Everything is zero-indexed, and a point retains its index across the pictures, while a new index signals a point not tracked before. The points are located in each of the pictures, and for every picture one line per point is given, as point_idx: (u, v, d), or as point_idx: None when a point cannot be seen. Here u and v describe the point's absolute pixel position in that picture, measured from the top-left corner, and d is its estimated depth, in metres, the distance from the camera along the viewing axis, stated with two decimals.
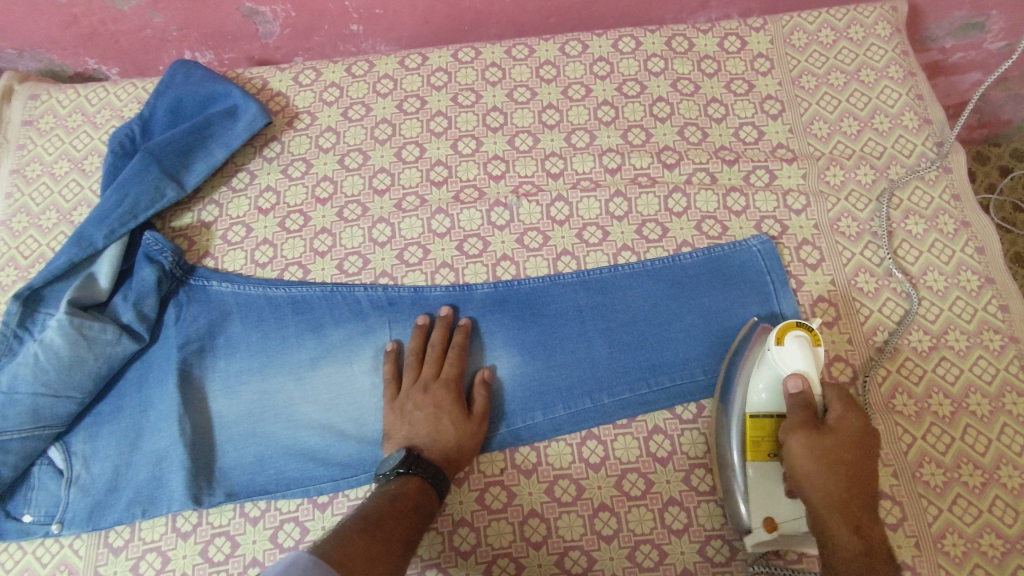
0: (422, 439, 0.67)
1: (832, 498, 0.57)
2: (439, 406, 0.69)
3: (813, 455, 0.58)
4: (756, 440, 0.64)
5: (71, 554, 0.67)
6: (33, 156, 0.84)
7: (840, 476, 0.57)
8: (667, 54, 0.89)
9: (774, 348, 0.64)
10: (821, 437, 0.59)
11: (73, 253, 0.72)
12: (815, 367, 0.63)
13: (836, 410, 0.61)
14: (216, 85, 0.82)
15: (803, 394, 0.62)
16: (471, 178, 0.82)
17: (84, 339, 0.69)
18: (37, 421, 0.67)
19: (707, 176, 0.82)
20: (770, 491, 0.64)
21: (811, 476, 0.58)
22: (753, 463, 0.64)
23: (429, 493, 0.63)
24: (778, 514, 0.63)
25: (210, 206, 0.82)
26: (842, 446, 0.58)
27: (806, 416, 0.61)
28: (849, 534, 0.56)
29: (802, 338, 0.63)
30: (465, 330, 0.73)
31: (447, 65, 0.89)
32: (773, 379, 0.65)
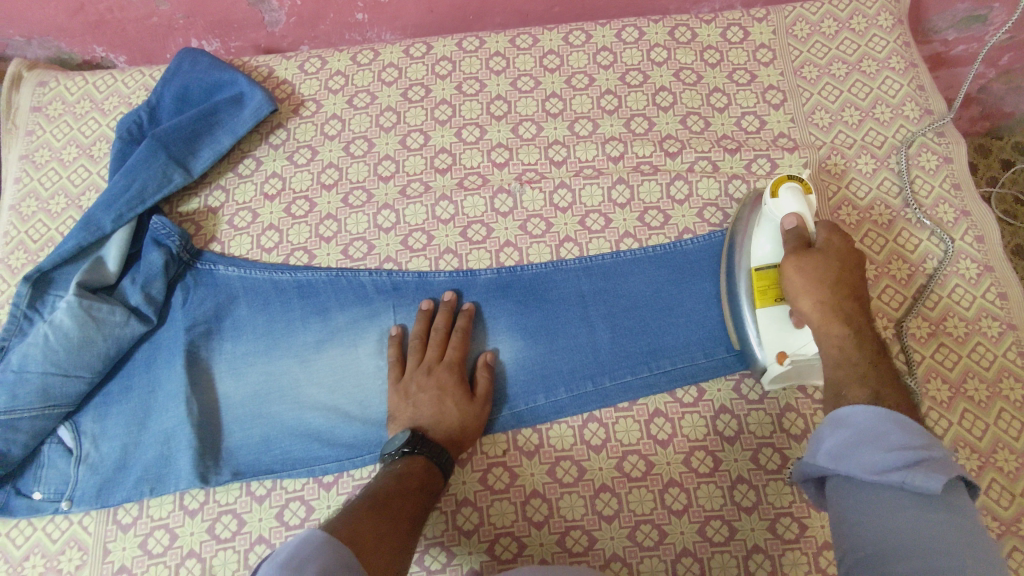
0: (426, 419, 0.68)
1: (823, 303, 0.63)
2: (444, 388, 0.70)
3: (801, 269, 0.64)
4: (763, 287, 0.69)
5: (80, 531, 0.68)
6: (42, 142, 0.85)
7: (830, 287, 0.63)
8: (670, 44, 0.89)
9: (770, 201, 0.69)
10: (810, 255, 0.64)
11: (82, 236, 0.73)
12: (809, 209, 0.68)
13: (823, 235, 0.66)
14: (222, 72, 0.83)
15: (799, 230, 0.66)
16: (475, 166, 0.83)
17: (93, 320, 0.70)
18: (47, 401, 0.68)
19: (709, 165, 0.82)
20: (781, 327, 0.68)
21: (804, 289, 0.64)
22: (763, 308, 0.69)
23: (433, 472, 0.64)
24: (789, 347, 0.67)
25: (216, 192, 0.83)
26: (830, 261, 0.64)
27: (801, 246, 0.66)
28: (840, 327, 0.62)
29: (794, 187, 0.68)
30: (468, 313, 0.74)
31: (452, 54, 0.89)
32: (771, 229, 0.69)
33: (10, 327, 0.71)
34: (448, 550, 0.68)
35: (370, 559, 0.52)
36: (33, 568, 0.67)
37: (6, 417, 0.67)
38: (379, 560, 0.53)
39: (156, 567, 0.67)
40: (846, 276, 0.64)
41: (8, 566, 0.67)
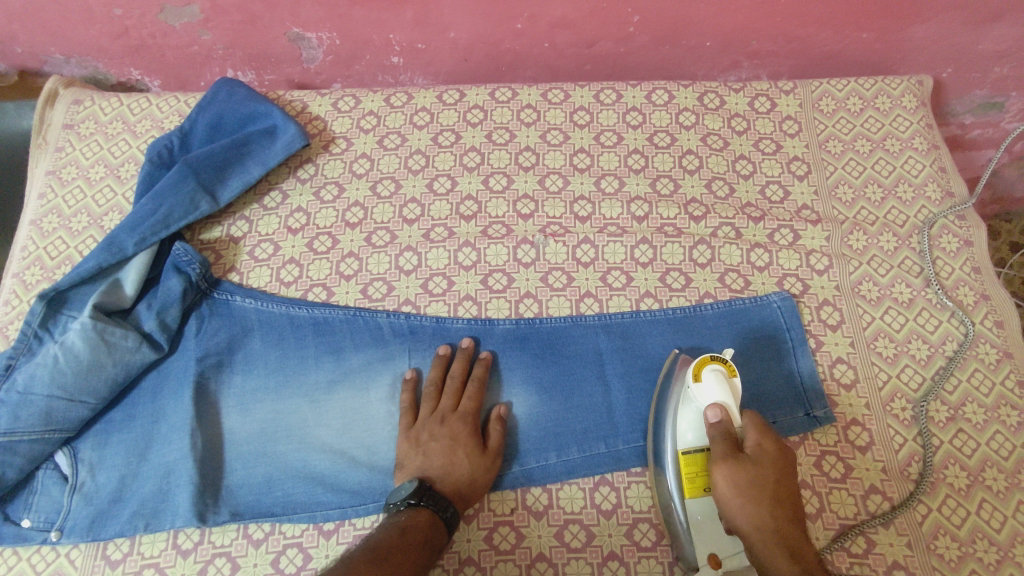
0: (436, 469, 0.67)
1: (762, 525, 0.59)
2: (456, 438, 0.68)
3: (738, 485, 0.61)
4: (693, 479, 0.65)
5: (66, 564, 0.65)
6: (70, 159, 0.85)
7: (765, 505, 0.60)
8: (699, 109, 0.91)
9: (694, 386, 0.66)
10: (743, 464, 0.62)
11: (102, 258, 0.72)
12: (733, 398, 0.65)
13: (752, 438, 0.64)
14: (257, 104, 0.84)
15: (725, 427, 0.64)
16: (500, 215, 0.83)
17: (105, 344, 0.69)
18: (48, 424, 0.66)
19: (732, 231, 0.83)
20: (712, 524, 0.65)
21: (739, 507, 0.60)
22: (691, 503, 0.65)
23: (438, 527, 0.62)
24: (721, 548, 0.64)
25: (239, 221, 0.82)
26: (760, 469, 0.62)
27: (728, 451, 0.63)
28: (784, 558, 0.57)
29: (718, 373, 0.65)
30: (485, 363, 0.74)
31: (484, 102, 0.90)
32: (695, 416, 0.66)
33: (19, 346, 0.69)
34: None
35: None
36: None
37: (5, 439, 0.65)
38: None
39: None
40: (779, 480, 0.62)
41: None
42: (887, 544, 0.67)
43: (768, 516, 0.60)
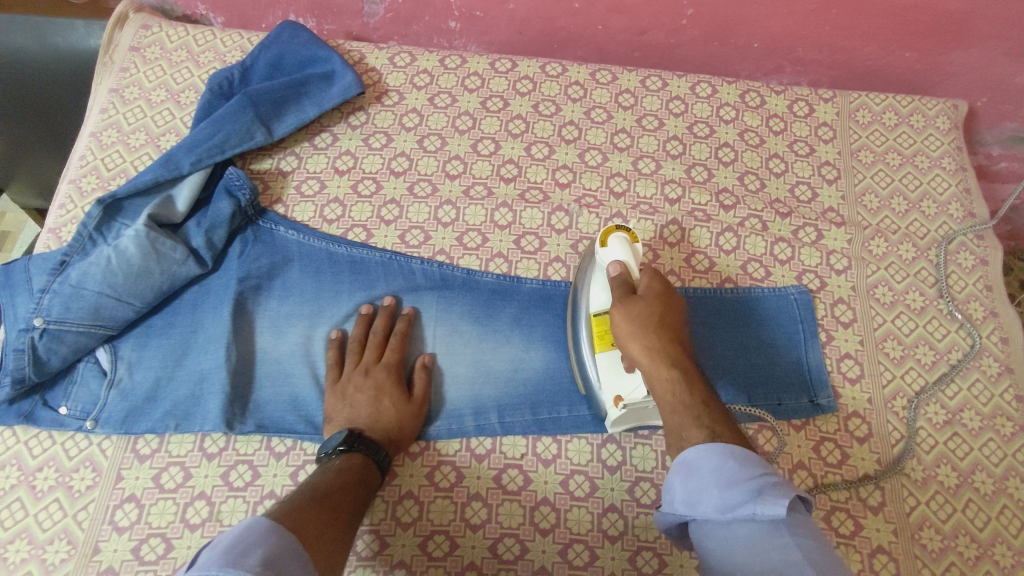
0: (363, 416, 0.70)
1: (648, 348, 0.63)
2: (380, 388, 0.71)
3: (630, 315, 0.65)
4: (600, 330, 0.70)
5: (97, 453, 0.69)
6: (133, 80, 0.89)
7: (652, 330, 0.64)
8: (740, 105, 0.94)
9: (599, 250, 0.71)
10: (633, 301, 0.66)
11: (160, 172, 0.76)
12: (634, 259, 0.70)
13: (645, 283, 0.68)
14: (319, 49, 0.88)
15: (623, 279, 0.68)
16: (539, 182, 0.86)
17: (155, 251, 0.72)
18: (95, 320, 0.70)
19: (759, 223, 0.86)
20: (614, 369, 0.69)
21: (631, 333, 0.64)
22: (601, 353, 0.69)
23: (370, 467, 0.65)
24: (622, 390, 0.68)
25: (289, 157, 0.86)
26: (654, 308, 0.65)
27: (625, 292, 0.67)
28: (667, 370, 0.62)
29: (622, 238, 0.70)
30: (407, 318, 0.77)
31: (534, 75, 0.93)
32: (602, 278, 0.71)
33: (74, 245, 0.73)
34: (452, 541, 0.68)
35: (317, 548, 0.51)
36: (43, 480, 0.67)
37: (54, 327, 0.68)
38: (323, 549, 0.52)
39: (164, 502, 0.67)
40: (665, 314, 0.66)
41: (19, 472, 0.68)
42: (874, 529, 0.70)
43: (658, 342, 0.63)
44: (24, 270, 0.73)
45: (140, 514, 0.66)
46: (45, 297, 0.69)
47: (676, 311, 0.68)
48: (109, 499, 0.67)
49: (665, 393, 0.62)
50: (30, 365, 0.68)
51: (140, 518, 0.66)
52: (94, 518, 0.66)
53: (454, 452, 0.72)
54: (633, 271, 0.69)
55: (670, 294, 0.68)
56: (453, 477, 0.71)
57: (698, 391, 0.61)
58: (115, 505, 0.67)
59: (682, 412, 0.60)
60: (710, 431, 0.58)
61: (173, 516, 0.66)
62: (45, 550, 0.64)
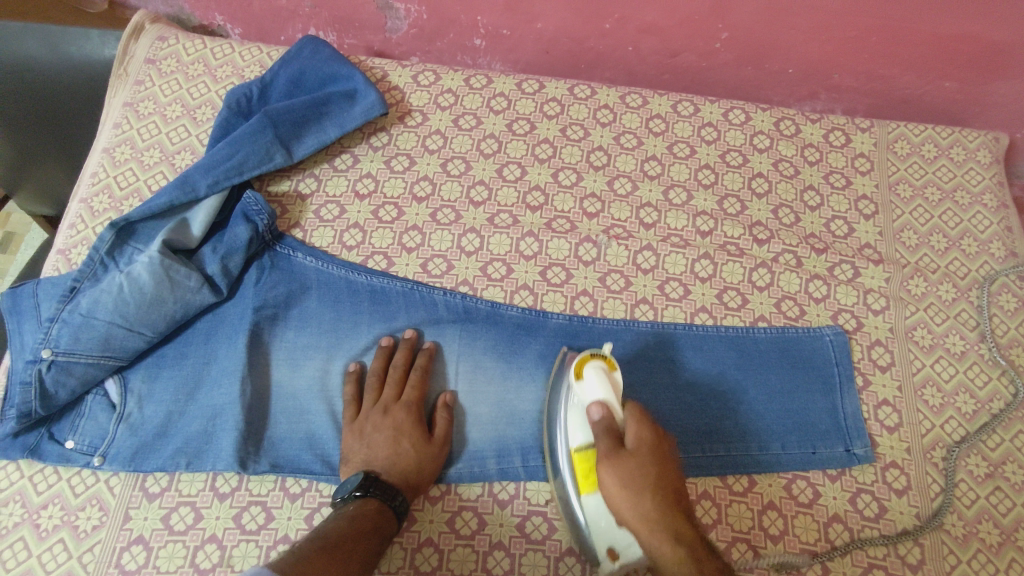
0: (381, 458, 0.67)
1: (644, 516, 0.58)
2: (399, 428, 0.68)
3: (619, 478, 0.59)
4: (585, 472, 0.64)
5: (105, 490, 0.66)
6: (148, 94, 0.86)
7: (649, 496, 0.58)
8: (774, 134, 0.90)
9: (576, 384, 0.65)
10: (622, 460, 0.60)
11: (175, 195, 0.73)
12: (615, 395, 0.63)
13: (631, 429, 0.62)
14: (341, 67, 0.85)
15: (607, 424, 0.62)
16: (566, 210, 0.83)
17: (169, 280, 0.69)
18: (105, 351, 0.67)
19: (793, 259, 0.83)
20: (605, 523, 0.63)
21: (625, 499, 0.59)
22: (587, 495, 0.63)
23: (386, 514, 0.62)
24: (616, 542, 0.62)
25: (308, 178, 0.83)
26: (644, 466, 0.60)
27: (611, 442, 0.61)
28: (672, 546, 0.56)
29: (600, 367, 0.65)
30: (428, 353, 0.73)
31: (562, 97, 0.90)
32: (581, 414, 0.65)
33: (84, 270, 0.70)
34: None
35: None
36: (48, 518, 0.65)
37: (63, 358, 0.65)
38: None
39: (173, 545, 0.64)
40: (659, 465, 0.60)
41: (23, 510, 0.65)
42: None
43: (654, 514, 0.58)
44: (33, 295, 0.71)
45: (148, 557, 0.64)
46: (54, 326, 0.67)
47: (667, 449, 0.62)
48: (115, 541, 0.64)
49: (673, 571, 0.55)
50: (36, 398, 0.65)
51: (148, 562, 0.63)
52: (99, 560, 0.63)
53: (475, 497, 0.69)
54: (616, 411, 0.63)
55: (658, 433, 0.62)
56: (474, 523, 0.68)
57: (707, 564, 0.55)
58: (122, 547, 0.64)
59: None
60: None
61: (182, 560, 0.63)
62: None
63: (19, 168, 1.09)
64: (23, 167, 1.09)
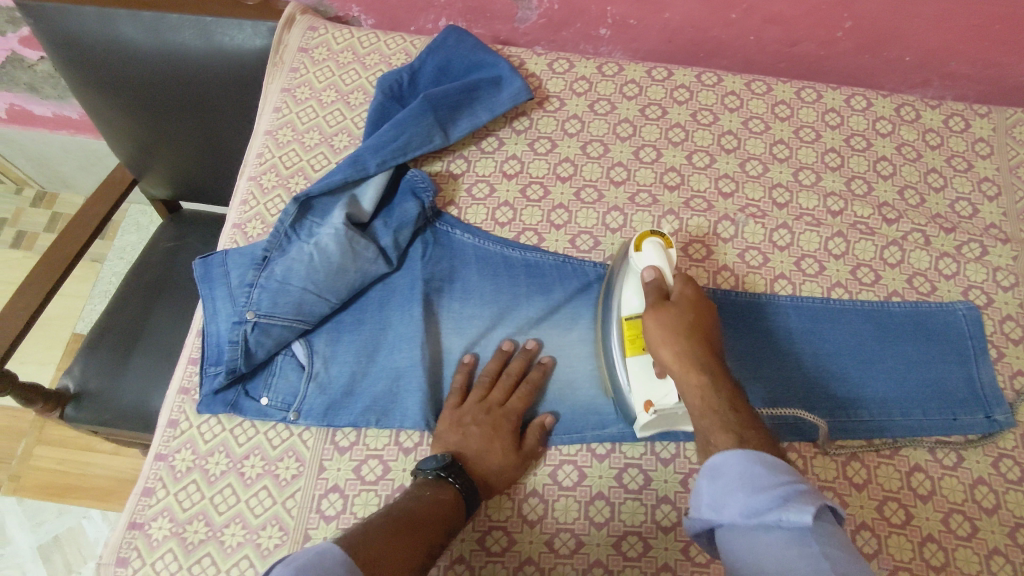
0: (473, 448, 0.69)
1: (676, 353, 0.63)
2: (496, 428, 0.70)
3: (660, 321, 0.65)
4: (632, 335, 0.71)
5: (299, 443, 0.72)
6: (304, 81, 0.92)
7: (683, 337, 0.64)
8: (896, 119, 0.94)
9: (633, 254, 0.72)
10: (664, 309, 0.66)
11: (349, 172, 0.78)
12: (667, 263, 0.71)
13: (677, 289, 0.68)
14: (487, 54, 0.89)
15: (656, 284, 0.69)
16: (702, 191, 0.88)
17: (352, 250, 0.74)
18: (299, 314, 0.73)
19: (922, 237, 0.86)
20: (646, 375, 0.69)
21: (660, 340, 0.65)
22: (633, 356, 0.71)
23: (460, 504, 0.63)
24: (653, 395, 0.69)
25: (458, 159, 0.88)
26: (683, 314, 0.66)
27: (657, 296, 0.68)
28: (700, 376, 0.61)
29: (656, 243, 0.72)
30: (542, 370, 0.76)
31: (690, 83, 0.94)
32: (635, 283, 0.72)
33: (272, 240, 0.75)
34: (645, 542, 0.69)
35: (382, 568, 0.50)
36: (251, 467, 0.70)
37: (264, 320, 0.71)
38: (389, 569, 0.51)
39: (367, 494, 0.70)
40: (697, 319, 0.66)
41: (227, 459, 0.71)
42: None
43: (688, 350, 0.63)
44: (222, 264, 0.77)
45: (345, 504, 0.69)
46: (254, 292, 0.73)
47: (711, 314, 0.68)
48: (314, 488, 0.70)
49: (694, 396, 0.61)
50: (241, 356, 0.71)
51: (345, 508, 0.69)
52: (301, 506, 0.69)
53: (640, 455, 0.73)
54: (667, 278, 0.70)
55: (702, 299, 0.68)
56: (641, 479, 0.71)
57: (731, 395, 0.60)
58: (321, 494, 0.69)
59: (710, 413, 0.59)
60: (736, 435, 0.56)
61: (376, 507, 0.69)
62: (259, 535, 0.67)
63: (143, 150, 1.12)
64: (148, 150, 1.12)
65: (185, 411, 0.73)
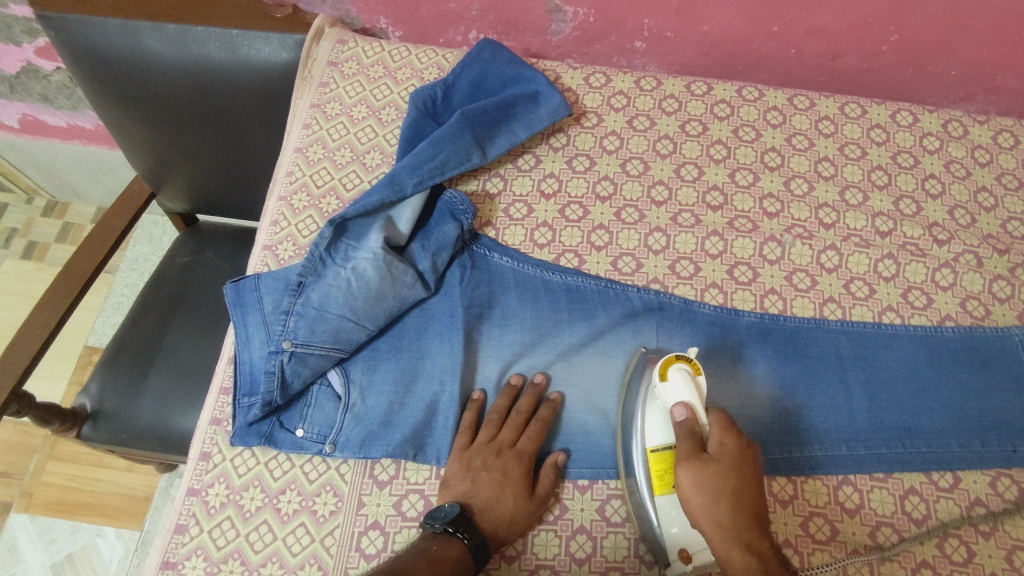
0: (483, 494, 0.66)
1: (719, 522, 0.59)
2: (507, 472, 0.67)
3: (699, 480, 0.61)
4: (660, 473, 0.65)
5: (337, 477, 0.69)
6: (334, 96, 0.91)
7: (724, 503, 0.59)
8: (943, 135, 0.91)
9: (660, 384, 0.67)
10: (704, 464, 0.61)
11: (386, 193, 0.75)
12: (699, 396, 0.65)
13: (715, 437, 0.63)
14: (523, 69, 0.87)
15: (689, 427, 0.64)
16: (746, 210, 0.85)
17: (390, 275, 0.72)
18: (336, 343, 0.70)
19: (974, 259, 0.83)
20: (678, 522, 0.64)
21: (699, 505, 0.60)
22: (662, 496, 0.65)
23: (467, 561, 0.60)
24: (689, 544, 0.63)
25: (494, 178, 0.85)
26: (724, 470, 0.61)
27: (691, 442, 0.63)
28: (744, 555, 0.57)
29: (685, 370, 0.66)
30: (552, 406, 0.72)
31: (731, 99, 0.92)
32: (661, 415, 0.67)
33: (307, 265, 0.73)
34: None
35: None
36: (288, 503, 0.68)
37: (301, 350, 0.69)
38: None
39: (408, 531, 0.67)
40: (738, 477, 0.61)
41: (263, 495, 0.68)
42: None
43: (730, 518, 0.59)
44: (255, 289, 0.74)
45: (386, 542, 0.66)
46: (290, 319, 0.70)
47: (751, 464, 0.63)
48: (353, 525, 0.67)
49: None
50: (278, 387, 0.68)
51: (386, 546, 0.66)
52: (340, 544, 0.66)
53: None
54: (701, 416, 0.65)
55: (741, 446, 0.63)
56: None
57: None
58: (360, 531, 0.67)
59: None
60: None
61: None
62: (297, 575, 0.65)
63: (162, 164, 1.08)
64: (167, 163, 1.08)
65: (218, 442, 0.71)
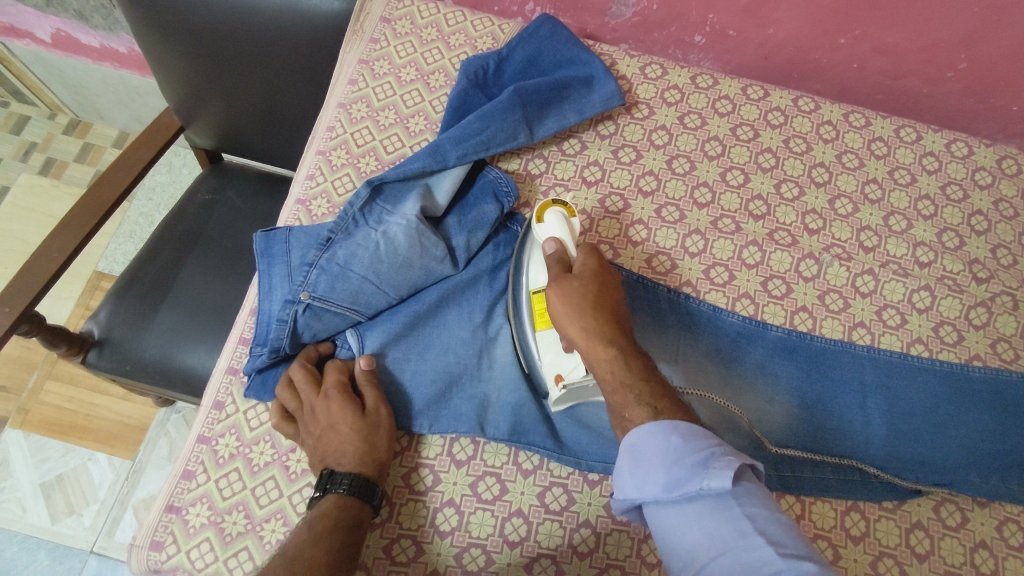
0: (331, 444, 0.64)
1: (583, 328, 0.63)
2: (335, 420, 0.64)
3: (565, 297, 0.65)
4: (540, 311, 0.69)
5: None
6: (383, 54, 0.91)
7: (589, 311, 0.64)
8: (995, 171, 0.89)
9: (536, 226, 0.71)
10: (567, 281, 0.66)
11: (429, 162, 0.73)
12: (570, 234, 0.70)
13: (579, 261, 0.69)
14: (581, 52, 0.85)
15: (558, 256, 0.68)
16: (788, 223, 0.83)
17: (420, 245, 0.71)
18: (354, 303, 0.69)
19: (1011, 301, 0.82)
20: (553, 351, 0.68)
21: (567, 314, 0.64)
22: (541, 331, 0.69)
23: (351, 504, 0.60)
24: (563, 369, 0.68)
25: (537, 159, 0.84)
26: (585, 284, 0.66)
27: (559, 269, 0.68)
28: (604, 348, 0.62)
29: (557, 214, 0.71)
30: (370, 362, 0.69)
31: (786, 107, 0.90)
32: (540, 257, 0.71)
33: (339, 223, 0.72)
34: None
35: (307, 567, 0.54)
36: (296, 462, 0.67)
37: (318, 304, 0.68)
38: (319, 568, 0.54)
39: (414, 503, 0.67)
40: (600, 289, 0.66)
41: (273, 451, 0.68)
42: None
43: (595, 320, 0.63)
44: (284, 241, 0.73)
45: (391, 513, 0.66)
46: (312, 272, 0.69)
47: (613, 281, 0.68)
48: None
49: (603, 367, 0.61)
50: (288, 336, 0.68)
51: (392, 516, 0.66)
52: None
53: None
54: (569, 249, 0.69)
55: (603, 271, 0.68)
56: None
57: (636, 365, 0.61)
58: None
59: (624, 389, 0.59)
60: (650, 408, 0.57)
61: (423, 520, 0.67)
62: None
63: (196, 98, 1.04)
64: (200, 99, 1.04)
65: (233, 393, 0.71)
